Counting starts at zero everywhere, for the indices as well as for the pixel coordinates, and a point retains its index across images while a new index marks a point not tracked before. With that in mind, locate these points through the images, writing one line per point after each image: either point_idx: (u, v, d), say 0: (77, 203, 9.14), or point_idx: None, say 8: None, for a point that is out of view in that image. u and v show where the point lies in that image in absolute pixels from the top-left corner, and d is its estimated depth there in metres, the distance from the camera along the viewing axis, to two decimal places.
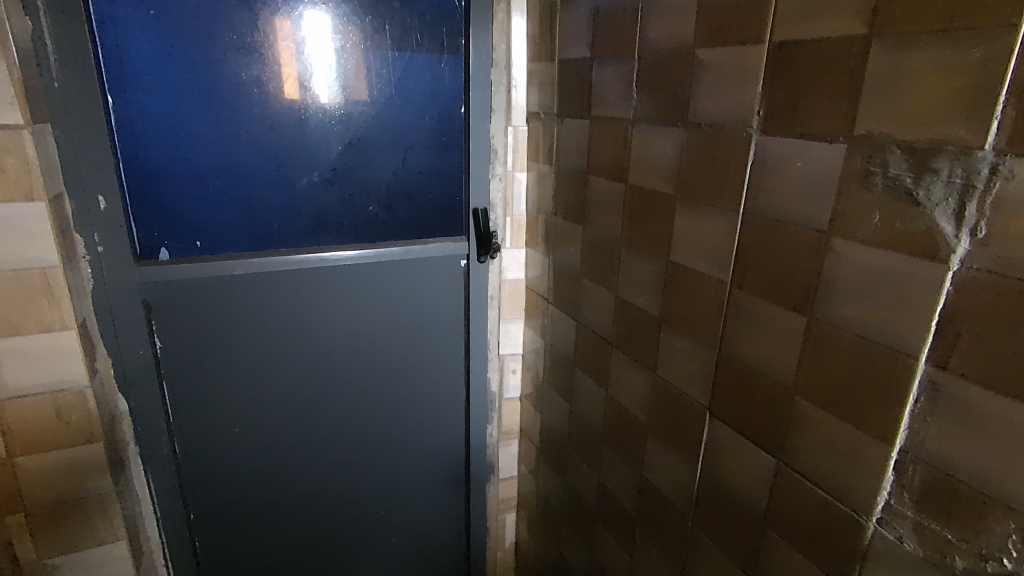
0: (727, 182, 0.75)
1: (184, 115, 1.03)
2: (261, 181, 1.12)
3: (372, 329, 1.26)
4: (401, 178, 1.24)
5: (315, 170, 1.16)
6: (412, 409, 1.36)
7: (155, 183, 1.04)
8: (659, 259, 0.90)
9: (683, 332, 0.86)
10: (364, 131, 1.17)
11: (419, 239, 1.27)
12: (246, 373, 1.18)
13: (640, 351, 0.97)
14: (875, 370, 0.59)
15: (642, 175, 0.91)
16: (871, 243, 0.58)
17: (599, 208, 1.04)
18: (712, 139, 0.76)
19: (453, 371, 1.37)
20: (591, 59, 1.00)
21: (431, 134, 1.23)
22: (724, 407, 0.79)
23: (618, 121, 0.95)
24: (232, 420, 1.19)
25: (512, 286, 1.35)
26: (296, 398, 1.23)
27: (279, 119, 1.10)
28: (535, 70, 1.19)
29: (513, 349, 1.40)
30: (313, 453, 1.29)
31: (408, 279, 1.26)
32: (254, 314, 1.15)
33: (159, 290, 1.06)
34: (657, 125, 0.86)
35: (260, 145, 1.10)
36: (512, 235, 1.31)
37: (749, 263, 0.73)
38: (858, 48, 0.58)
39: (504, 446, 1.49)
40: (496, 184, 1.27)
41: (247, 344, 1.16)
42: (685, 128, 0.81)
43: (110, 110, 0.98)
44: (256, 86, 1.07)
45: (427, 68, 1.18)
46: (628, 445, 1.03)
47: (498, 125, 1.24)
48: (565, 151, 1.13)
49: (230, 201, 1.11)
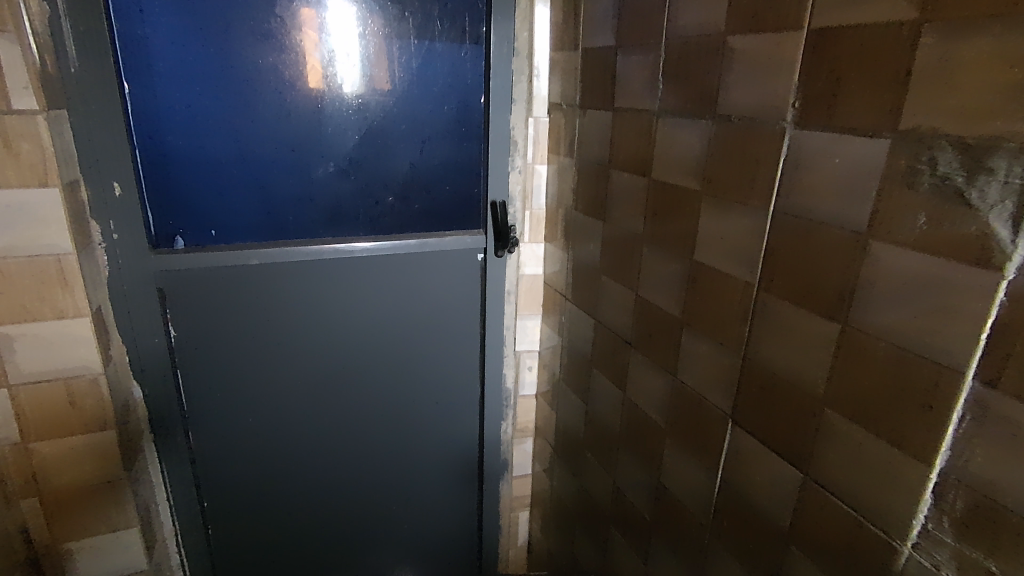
0: (757, 178, 0.71)
1: (200, 101, 1.02)
2: (276, 170, 1.11)
3: (386, 322, 1.24)
4: (419, 168, 1.21)
5: (331, 160, 1.14)
6: (427, 404, 1.34)
7: (170, 170, 1.03)
8: (682, 258, 0.86)
9: (705, 334, 0.82)
10: (384, 120, 1.15)
11: (436, 232, 1.24)
12: (260, 364, 1.17)
13: (659, 353, 0.93)
14: (914, 384, 0.55)
15: (667, 170, 0.87)
16: (914, 248, 0.54)
17: (620, 204, 1.01)
18: (743, 133, 0.72)
19: (469, 366, 1.35)
20: (616, 47, 0.96)
21: (450, 125, 1.20)
22: (747, 415, 0.76)
23: (641, 113, 0.91)
24: (246, 410, 1.19)
25: (530, 281, 1.33)
26: (310, 389, 1.23)
27: (297, 105, 1.09)
28: (557, 60, 1.16)
29: (530, 345, 1.38)
30: (327, 444, 1.28)
31: (425, 272, 1.24)
32: (269, 306, 1.14)
33: (174, 279, 1.05)
34: (683, 118, 0.82)
35: (278, 134, 1.09)
36: (531, 229, 1.29)
37: (779, 266, 0.69)
38: (907, 34, 0.53)
39: (519, 444, 1.47)
40: (516, 177, 1.24)
41: (262, 335, 1.15)
42: (713, 121, 0.77)
43: (126, 96, 0.97)
44: (274, 74, 1.06)
45: (447, 57, 1.16)
46: (645, 448, 1.00)
47: (519, 116, 1.21)
48: (587, 143, 1.09)
49: (248, 190, 1.10)
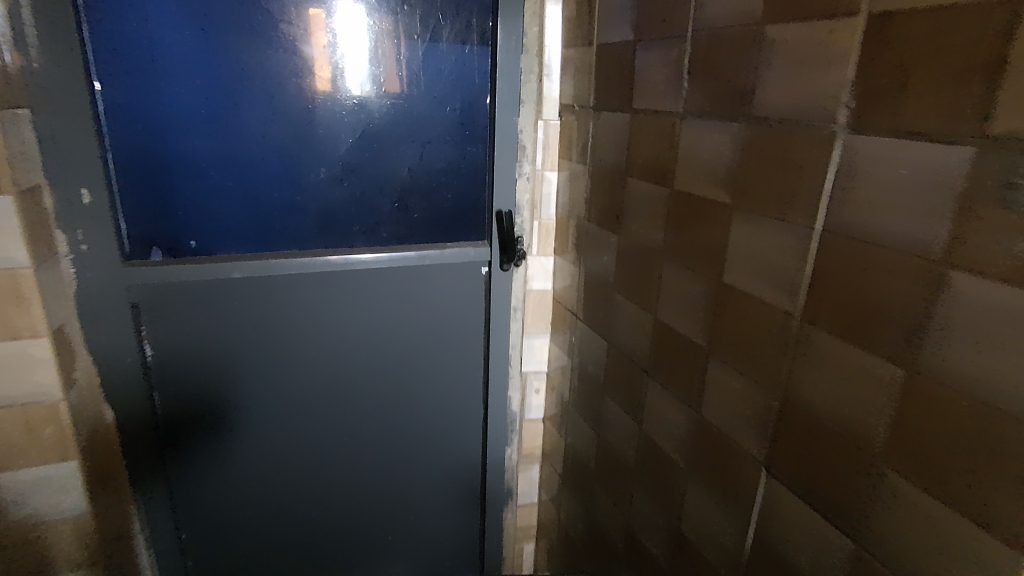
0: (800, 190, 0.60)
1: (179, 101, 0.94)
2: (263, 175, 1.03)
3: (381, 340, 1.15)
4: (418, 174, 1.12)
5: (323, 164, 1.05)
6: (426, 427, 1.25)
7: (147, 175, 0.95)
8: (707, 278, 0.76)
9: (734, 368, 0.72)
10: (380, 122, 1.06)
11: (436, 243, 1.15)
12: (246, 384, 1.09)
13: (680, 384, 0.83)
14: (1007, 449, 0.44)
15: (691, 179, 0.77)
16: (1009, 281, 0.43)
17: (637, 216, 0.91)
18: (782, 137, 0.62)
19: (471, 387, 1.26)
20: (634, 42, 0.87)
21: (451, 128, 1.11)
22: (785, 465, 0.65)
23: (662, 115, 0.81)
24: (230, 433, 1.11)
25: (539, 296, 1.23)
26: (300, 411, 1.14)
27: (286, 106, 1.00)
28: (569, 57, 1.06)
29: (537, 366, 1.29)
30: (319, 469, 1.20)
31: (424, 286, 1.15)
32: (255, 322, 1.05)
33: (150, 292, 0.97)
34: (710, 120, 0.72)
35: (265, 137, 1.01)
36: (540, 241, 1.19)
37: (826, 294, 0.58)
38: (1000, 16, 0.43)
39: (525, 470, 1.38)
40: (523, 184, 1.15)
41: (247, 354, 1.07)
42: (745, 124, 0.67)
43: (97, 96, 0.89)
44: (260, 72, 0.98)
45: (448, 55, 1.07)
46: (662, 489, 0.90)
47: (528, 118, 1.11)
48: (602, 148, 1.00)
49: (232, 197, 1.02)
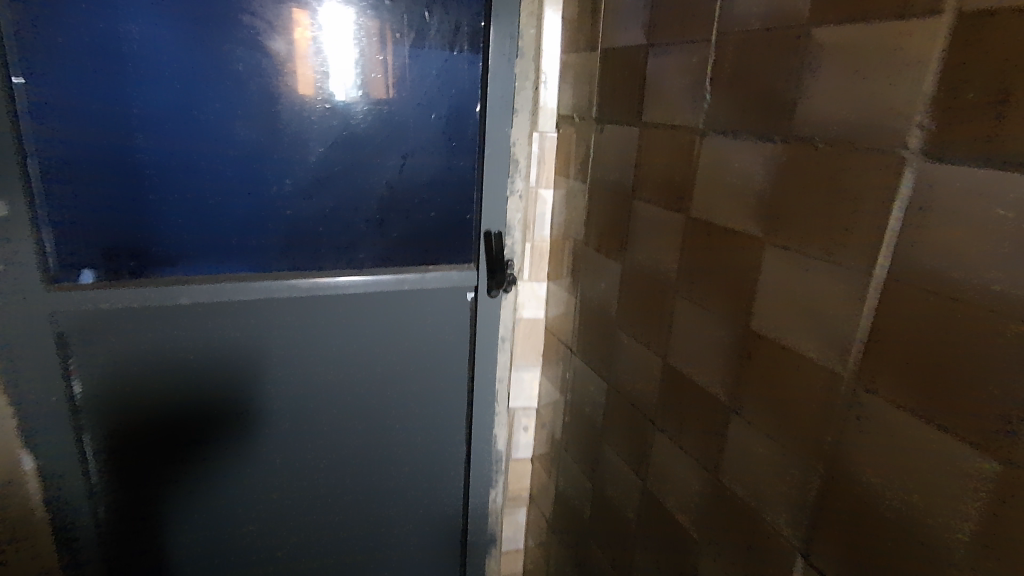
0: (855, 226, 0.50)
1: (119, 101, 0.82)
2: (219, 187, 0.90)
3: (353, 374, 1.03)
4: (398, 188, 1.00)
5: (288, 176, 0.93)
6: (402, 469, 1.13)
7: (79, 186, 0.82)
8: (732, 322, 0.65)
9: (764, 431, 0.61)
10: (356, 130, 0.95)
11: (417, 266, 1.03)
12: (195, 424, 0.94)
13: (694, 441, 0.72)
14: None
15: (714, 205, 0.66)
16: None
17: (644, 243, 0.80)
18: (834, 161, 0.51)
19: (452, 424, 1.14)
20: (646, 46, 0.76)
21: (437, 138, 1.00)
22: (832, 558, 0.54)
23: (680, 130, 0.70)
24: (175, 481, 0.96)
25: (529, 325, 1.13)
26: (258, 452, 1.00)
27: (248, 109, 0.88)
28: (569, 63, 0.97)
29: (526, 401, 1.18)
30: (278, 515, 1.06)
31: (403, 314, 1.02)
32: (205, 353, 0.92)
33: (80, 320, 0.84)
34: (739, 137, 0.61)
35: (223, 144, 0.88)
36: (533, 265, 1.09)
37: (892, 358, 0.47)
38: None
39: (510, 514, 1.27)
40: (516, 202, 1.03)
41: (195, 391, 0.93)
42: (784, 143, 0.56)
43: (19, 93, 0.76)
44: (217, 69, 0.86)
45: (434, 57, 0.96)
46: (671, 559, 0.78)
47: (522, 129, 1.00)
48: (604, 165, 0.89)
49: (185, 210, 0.89)
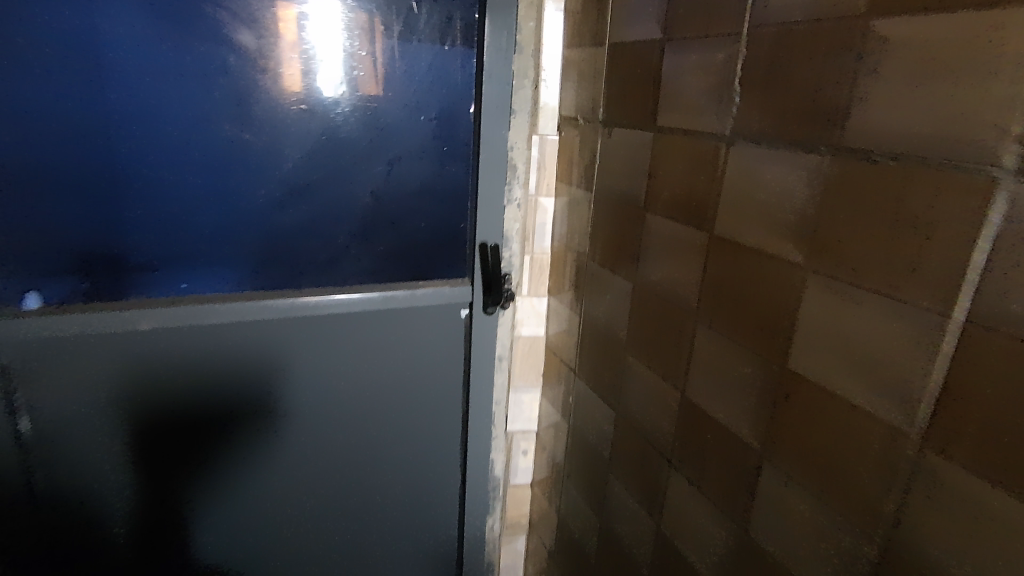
0: (923, 259, 0.42)
1: (67, 101, 0.73)
2: (184, 197, 0.81)
3: (336, 403, 0.92)
4: (383, 198, 0.92)
5: (262, 184, 0.85)
6: (393, 502, 1.03)
7: (24, 196, 0.74)
8: (763, 359, 0.56)
9: (805, 487, 0.53)
10: (338, 133, 0.86)
11: (408, 281, 0.92)
12: (162, 456, 0.85)
13: (717, 488, 0.64)
14: None
15: (743, 225, 0.57)
16: None
17: (658, 263, 0.72)
18: (897, 181, 0.43)
19: (447, 453, 1.04)
20: (660, 42, 0.68)
21: (426, 142, 0.90)
22: None
23: (700, 137, 0.62)
24: (143, 515, 0.87)
25: (528, 344, 1.05)
26: (233, 486, 0.90)
27: (216, 110, 0.80)
28: (572, 61, 0.89)
29: (525, 425, 1.10)
30: (258, 553, 0.96)
31: (391, 335, 0.92)
32: (171, 381, 0.81)
33: (23, 352, 0.74)
34: (773, 148, 0.53)
35: (189, 149, 0.80)
36: (532, 279, 1.01)
37: (973, 422, 0.39)
38: None
39: (508, 542, 1.19)
40: (513, 211, 0.94)
41: (160, 422, 0.83)
42: (830, 157, 0.47)
43: None
44: (179, 66, 0.77)
45: (420, 52, 0.86)
46: None
47: (520, 132, 0.90)
48: (610, 174, 0.81)
49: (146, 222, 0.80)
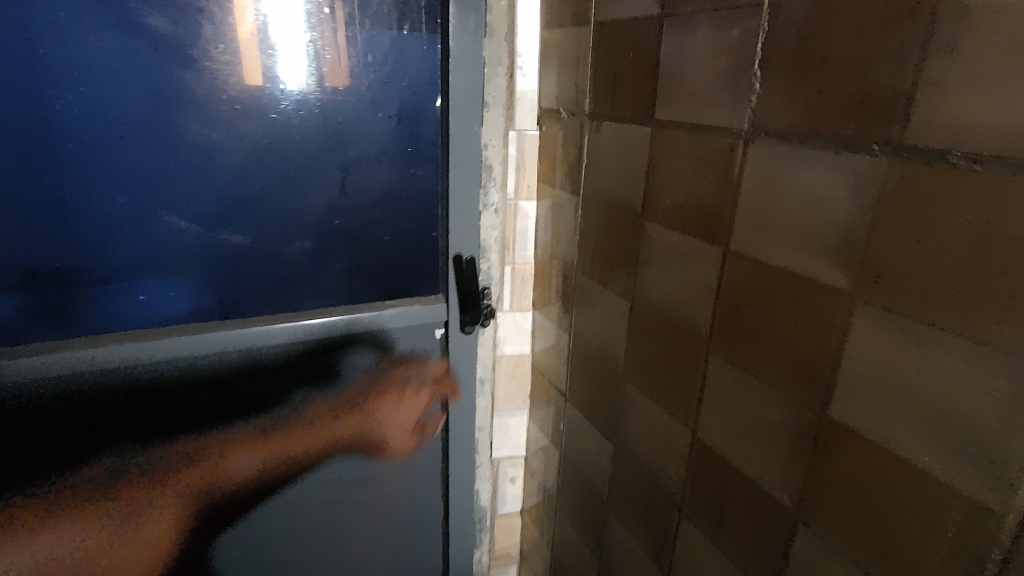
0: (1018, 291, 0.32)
1: None
2: (89, 217, 0.64)
3: (292, 450, 0.78)
4: (340, 209, 0.76)
5: (189, 198, 0.68)
6: (368, 554, 0.89)
7: None
8: (794, 401, 0.47)
9: (853, 560, 0.43)
10: (282, 138, 0.71)
11: (371, 304, 0.78)
12: (192, 419, 0.71)
13: (740, 546, 0.54)
14: None
15: (767, 239, 0.47)
16: None
17: (661, 280, 0.61)
18: (981, 188, 0.34)
19: (426, 492, 0.91)
20: (658, 20, 0.57)
21: (386, 143, 0.76)
22: None
23: (710, 134, 0.52)
24: (176, 498, 0.72)
25: (513, 363, 0.94)
26: (287, 440, 0.77)
27: (132, 120, 0.63)
28: (552, 45, 0.78)
29: (513, 450, 1.00)
30: (319, 533, 0.84)
31: (354, 366, 0.78)
32: (178, 371, 0.68)
33: None
34: (808, 146, 0.43)
35: (95, 153, 0.63)
36: (514, 291, 0.90)
37: None
38: None
39: None
40: (491, 218, 0.83)
41: (195, 389, 0.70)
42: (889, 158, 0.38)
43: None
44: (70, 60, 0.60)
45: (376, 36, 0.72)
46: None
47: (495, 127, 0.79)
48: (601, 174, 0.70)
49: (37, 259, 0.63)
